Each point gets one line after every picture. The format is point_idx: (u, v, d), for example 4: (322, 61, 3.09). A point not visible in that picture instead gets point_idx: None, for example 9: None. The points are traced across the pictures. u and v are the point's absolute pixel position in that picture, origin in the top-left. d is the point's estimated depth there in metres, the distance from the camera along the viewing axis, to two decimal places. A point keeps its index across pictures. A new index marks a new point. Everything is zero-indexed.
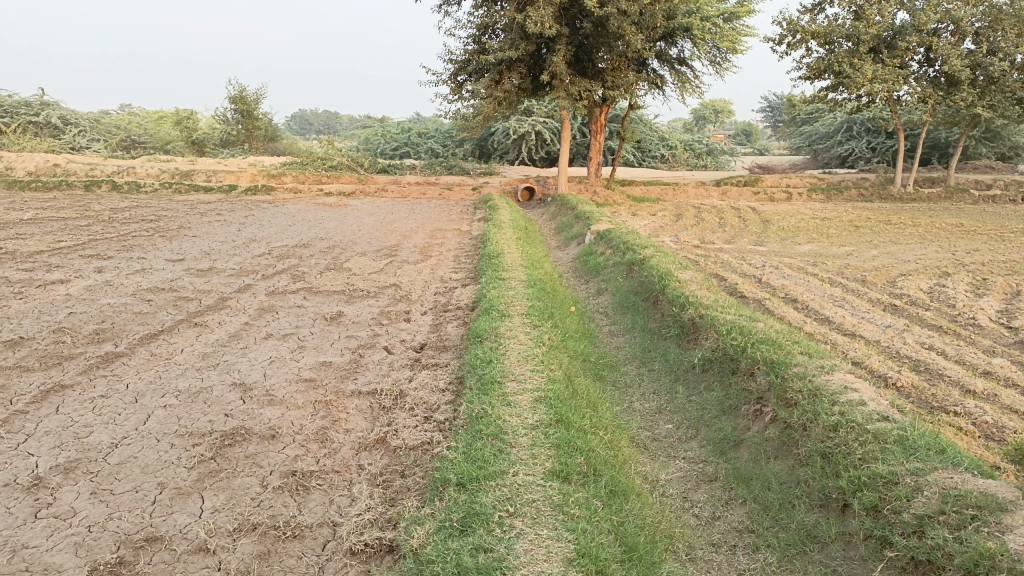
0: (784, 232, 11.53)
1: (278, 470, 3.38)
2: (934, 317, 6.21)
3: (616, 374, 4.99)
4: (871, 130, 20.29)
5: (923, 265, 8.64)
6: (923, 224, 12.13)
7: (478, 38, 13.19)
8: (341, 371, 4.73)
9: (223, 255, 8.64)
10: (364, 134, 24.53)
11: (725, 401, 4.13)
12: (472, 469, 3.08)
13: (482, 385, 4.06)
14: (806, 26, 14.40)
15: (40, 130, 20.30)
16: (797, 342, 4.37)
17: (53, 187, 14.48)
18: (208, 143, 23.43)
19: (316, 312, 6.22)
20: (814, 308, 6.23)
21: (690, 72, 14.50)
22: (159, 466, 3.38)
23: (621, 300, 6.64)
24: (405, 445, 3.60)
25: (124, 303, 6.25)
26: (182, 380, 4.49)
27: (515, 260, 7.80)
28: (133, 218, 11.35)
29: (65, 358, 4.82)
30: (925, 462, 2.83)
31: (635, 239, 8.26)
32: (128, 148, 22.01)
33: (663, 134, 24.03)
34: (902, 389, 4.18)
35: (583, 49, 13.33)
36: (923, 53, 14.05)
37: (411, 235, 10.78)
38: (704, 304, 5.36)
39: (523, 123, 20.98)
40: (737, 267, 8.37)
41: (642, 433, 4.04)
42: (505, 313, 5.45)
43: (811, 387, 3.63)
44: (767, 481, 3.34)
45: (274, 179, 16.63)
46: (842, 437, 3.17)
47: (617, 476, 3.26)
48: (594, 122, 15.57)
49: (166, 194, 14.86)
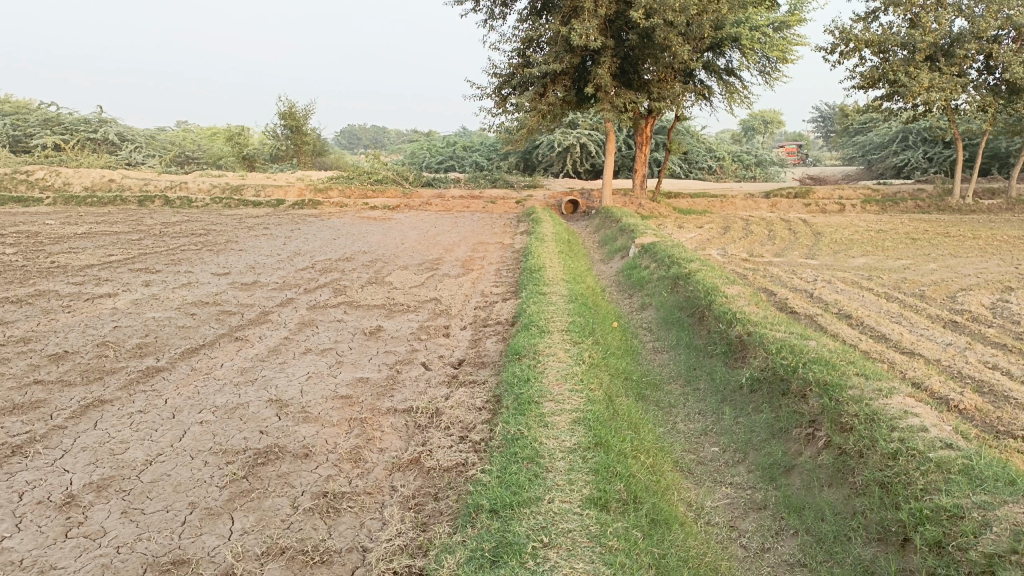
0: (836, 245, 11.16)
1: (310, 490, 3.30)
2: (998, 334, 5.89)
3: (659, 394, 4.82)
4: (927, 139, 19.69)
5: (985, 279, 8.25)
6: (983, 236, 11.64)
7: (521, 52, 13.14)
8: (377, 388, 4.65)
9: (268, 269, 8.70)
10: (410, 148, 24.73)
11: (775, 424, 3.93)
12: (505, 495, 2.96)
13: (519, 405, 3.93)
14: (859, 34, 14.01)
15: (98, 146, 20.94)
16: (852, 363, 4.13)
17: (109, 203, 14.86)
18: (258, 158, 23.92)
19: (355, 326, 6.19)
20: (869, 324, 5.97)
21: (738, 82, 14.24)
22: (191, 485, 3.34)
23: (665, 316, 6.46)
24: (439, 466, 3.49)
25: (169, 316, 6.30)
26: (220, 396, 4.47)
27: (557, 274, 7.68)
28: (183, 232, 11.54)
29: (106, 372, 4.85)
30: (993, 495, 2.61)
31: (680, 253, 8.06)
32: (182, 163, 22.58)
33: (710, 145, 23.69)
34: (965, 413, 3.92)
35: (628, 61, 13.23)
36: (982, 60, 13.55)
37: (453, 248, 10.73)
38: (752, 320, 5.16)
39: (567, 136, 20.89)
40: (787, 281, 8.10)
41: (686, 457, 3.87)
42: (544, 330, 5.31)
43: (869, 411, 3.41)
44: (821, 511, 3.14)
45: (321, 193, 16.82)
46: (902, 467, 2.95)
47: (659, 504, 3.10)
48: (639, 133, 15.36)
49: (216, 208, 15.13)
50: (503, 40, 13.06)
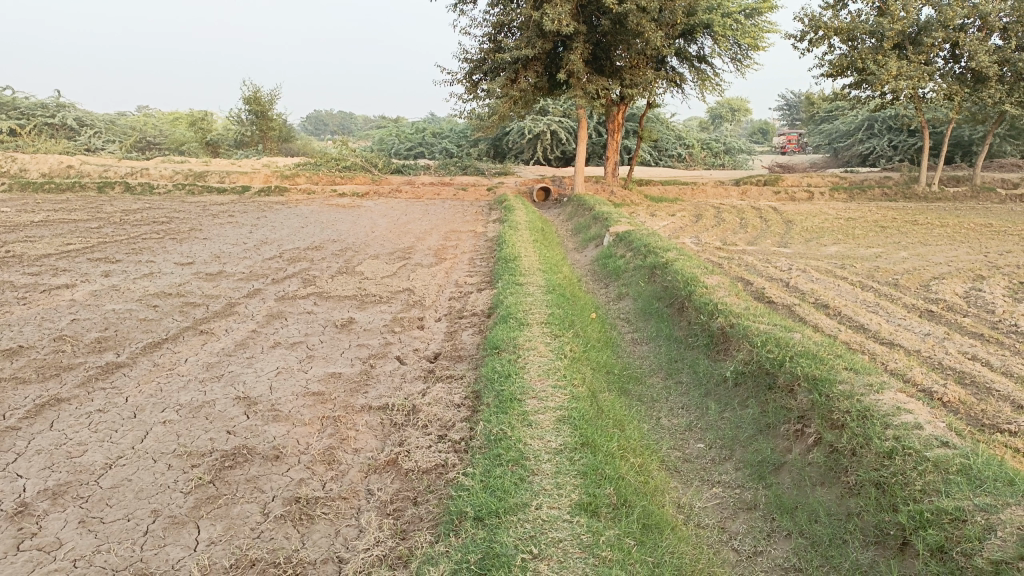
0: (808, 233, 11.15)
1: (281, 496, 3.12)
2: (974, 324, 5.88)
3: (641, 388, 4.71)
4: (893, 127, 19.88)
5: (956, 268, 8.28)
6: (951, 224, 11.73)
7: (493, 36, 12.93)
8: (350, 384, 4.47)
9: (233, 258, 8.43)
10: (378, 134, 24.31)
11: (762, 419, 3.84)
12: (491, 502, 2.81)
13: (500, 403, 3.79)
14: (828, 22, 14.01)
15: (56, 131, 20.32)
16: (839, 356, 4.04)
17: (67, 189, 14.38)
18: (222, 144, 23.30)
19: (327, 319, 5.98)
20: (847, 314, 5.91)
21: (709, 69, 14.18)
22: (154, 491, 3.14)
23: (644, 306, 6.35)
24: (418, 468, 3.34)
25: (130, 309, 6.03)
26: (185, 394, 4.25)
27: (532, 264, 7.52)
28: (145, 220, 11.16)
29: (63, 369, 4.60)
30: (996, 497, 2.53)
31: (656, 242, 7.95)
32: (143, 149, 22.00)
33: (680, 132, 23.66)
34: (949, 405, 3.87)
35: (601, 47, 13.04)
36: (949, 49, 13.66)
37: (425, 237, 10.54)
38: (734, 312, 5.06)
39: (538, 123, 20.70)
40: (762, 271, 8.05)
41: (672, 454, 3.77)
42: (523, 322, 5.16)
43: (860, 408, 3.33)
44: (814, 512, 3.06)
45: (288, 179, 16.46)
46: (899, 466, 2.87)
47: (650, 508, 2.99)
48: (611, 121, 15.23)
49: (180, 195, 14.73)
50: (473, 24, 12.80)
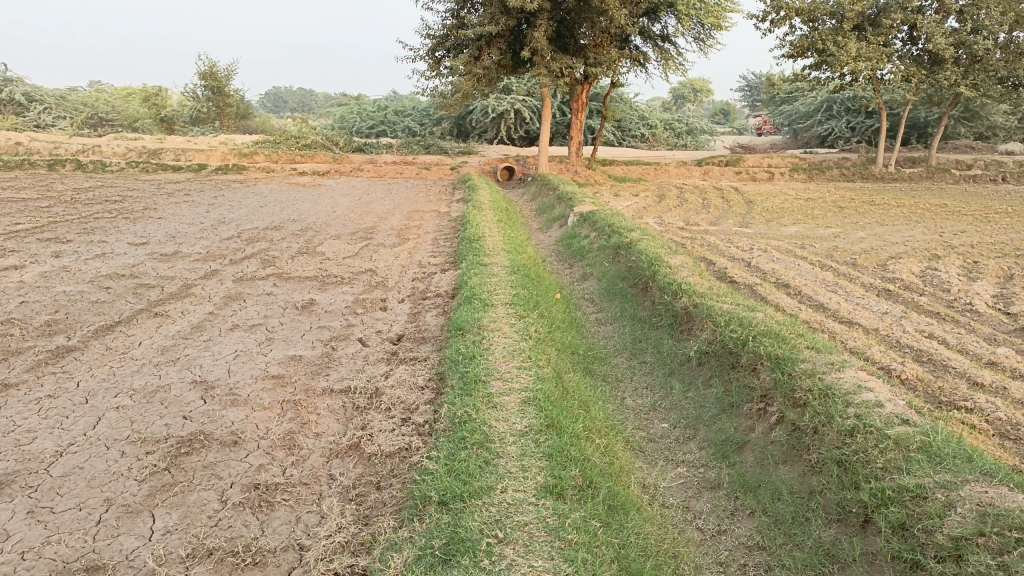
0: (768, 213, 11.26)
1: (239, 482, 3.04)
2: (930, 302, 5.98)
3: (606, 368, 4.71)
4: (851, 109, 20.15)
5: (912, 247, 8.42)
6: (907, 205, 11.94)
7: (456, 13, 12.74)
8: (311, 367, 4.38)
9: (189, 238, 8.22)
10: (339, 112, 23.89)
11: (725, 398, 3.86)
12: (455, 486, 2.77)
13: (465, 385, 3.74)
14: (790, 2, 14.07)
15: (2, 107, 19.63)
16: (801, 335, 4.07)
17: (15, 166, 13.88)
18: (177, 121, 22.49)
19: (286, 300, 5.86)
20: (807, 294, 5.98)
21: (673, 49, 14.17)
22: (107, 479, 3.04)
23: (608, 286, 6.35)
24: (381, 452, 3.28)
25: (81, 291, 5.83)
26: (138, 378, 4.12)
27: (496, 244, 7.46)
28: (97, 198, 10.83)
29: (11, 353, 4.43)
30: (955, 474, 2.57)
31: (620, 222, 7.94)
32: (95, 125, 21.36)
33: (643, 112, 23.69)
34: (907, 383, 3.93)
35: (564, 25, 12.93)
36: (907, 31, 13.86)
37: (387, 216, 10.40)
38: (698, 292, 5.06)
39: (501, 101, 20.53)
40: (725, 250, 8.11)
41: (637, 434, 3.77)
42: (488, 303, 5.11)
43: (822, 386, 3.35)
44: (777, 490, 3.08)
45: (246, 157, 16.10)
46: (860, 444, 2.89)
47: (615, 489, 2.98)
48: (575, 100, 15.15)
49: (133, 173, 14.32)
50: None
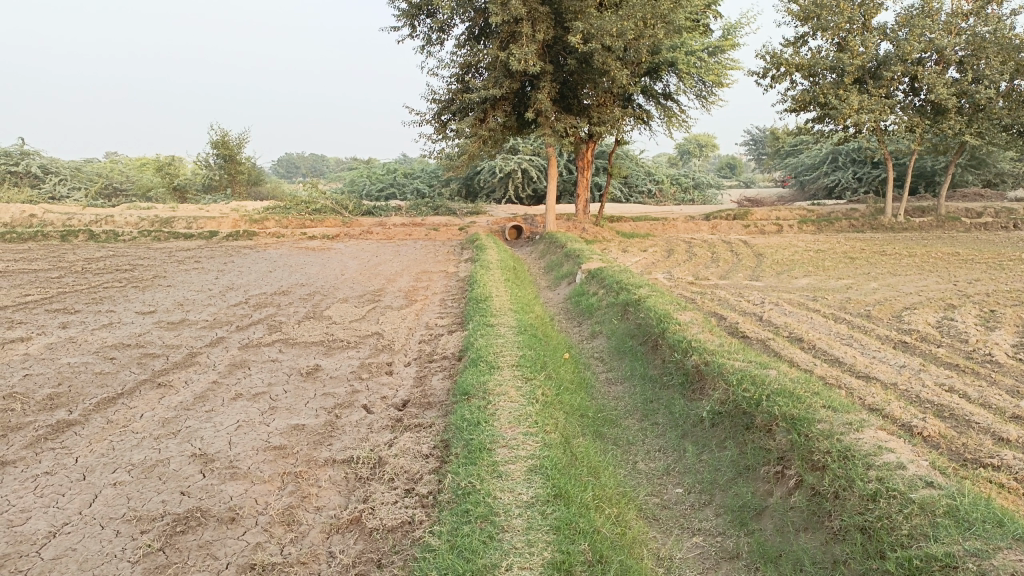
0: (778, 266, 11.18)
1: (235, 563, 2.92)
2: (948, 354, 5.84)
3: (617, 431, 4.57)
4: (856, 160, 20.25)
5: (926, 297, 8.30)
6: (918, 254, 11.84)
7: (460, 77, 12.98)
8: (313, 437, 4.27)
9: (197, 305, 8.22)
10: (349, 176, 24.22)
11: (740, 461, 3.73)
12: (457, 564, 2.64)
13: (469, 453, 3.63)
14: (789, 58, 14.28)
15: (19, 180, 20.01)
16: (817, 394, 3.93)
17: (29, 238, 14.05)
18: (190, 189, 22.88)
19: (291, 367, 5.78)
20: (821, 348, 5.84)
21: (676, 106, 14.35)
22: (99, 561, 2.92)
23: (617, 344, 6.26)
24: (383, 527, 3.16)
25: (86, 362, 5.79)
26: (137, 452, 4.03)
27: (503, 303, 7.40)
28: (107, 268, 10.89)
29: (11, 428, 4.36)
30: (987, 541, 2.42)
31: (628, 278, 7.88)
32: (109, 195, 21.71)
33: (649, 169, 23.90)
34: (930, 440, 3.78)
35: (568, 86, 13.12)
36: (908, 83, 14.00)
37: (395, 278, 10.37)
38: (708, 349, 4.95)
39: (508, 162, 20.77)
40: (736, 305, 8.01)
41: (650, 500, 3.63)
42: (494, 366, 5.01)
43: (841, 448, 3.21)
44: (798, 560, 2.93)
45: (257, 224, 16.25)
46: (884, 509, 2.75)
47: (627, 563, 2.84)
48: (581, 158, 15.28)
49: (145, 242, 14.46)
50: (441, 66, 12.84)
